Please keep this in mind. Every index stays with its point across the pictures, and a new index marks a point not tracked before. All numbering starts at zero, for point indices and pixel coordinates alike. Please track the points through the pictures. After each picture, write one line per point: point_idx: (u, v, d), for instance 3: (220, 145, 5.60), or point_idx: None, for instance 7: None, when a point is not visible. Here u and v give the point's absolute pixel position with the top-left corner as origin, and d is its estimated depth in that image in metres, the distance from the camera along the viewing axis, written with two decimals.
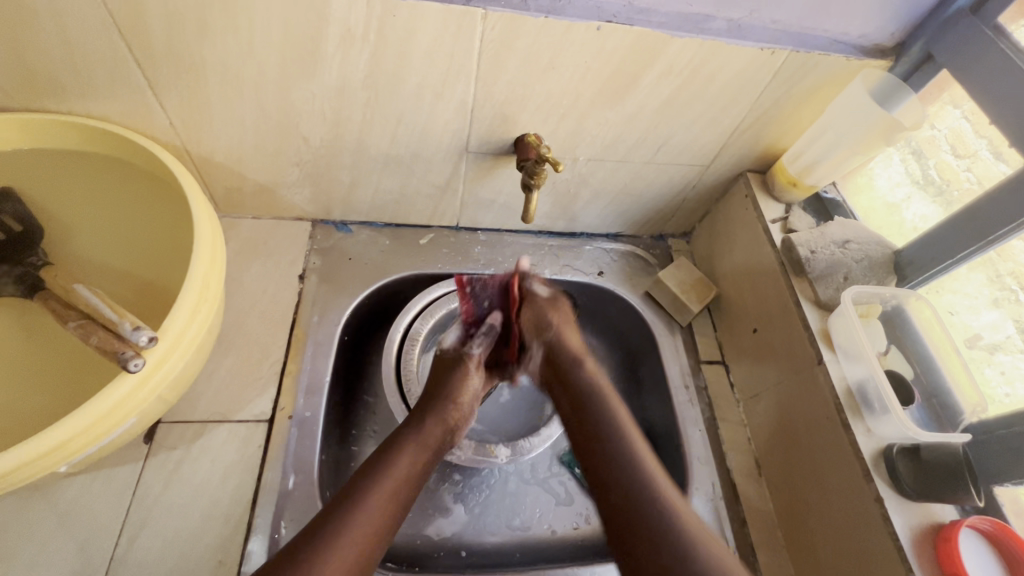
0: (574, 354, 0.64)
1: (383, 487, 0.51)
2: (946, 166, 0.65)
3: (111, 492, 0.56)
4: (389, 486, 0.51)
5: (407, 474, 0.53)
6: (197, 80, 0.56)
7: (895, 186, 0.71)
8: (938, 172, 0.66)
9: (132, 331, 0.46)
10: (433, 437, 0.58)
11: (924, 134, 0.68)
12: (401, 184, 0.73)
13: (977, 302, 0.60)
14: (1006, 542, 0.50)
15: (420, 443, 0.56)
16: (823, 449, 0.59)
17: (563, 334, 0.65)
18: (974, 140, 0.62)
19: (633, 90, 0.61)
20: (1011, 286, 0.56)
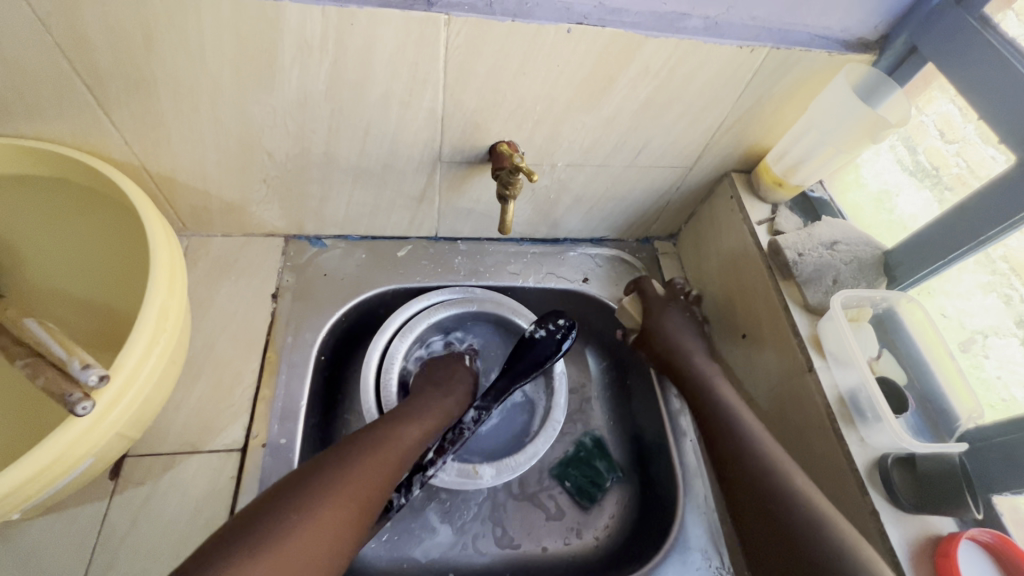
0: (680, 349, 0.70)
1: (383, 450, 0.57)
2: (936, 151, 0.64)
3: (75, 533, 0.53)
4: (389, 452, 0.57)
5: (406, 445, 0.59)
6: (150, 97, 0.53)
7: (883, 176, 0.70)
8: (928, 158, 0.65)
9: (81, 370, 0.43)
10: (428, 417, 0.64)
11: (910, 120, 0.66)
12: (374, 196, 0.70)
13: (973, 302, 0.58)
14: (1009, 555, 0.48)
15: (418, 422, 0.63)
16: (819, 458, 0.57)
17: (676, 333, 0.72)
18: (960, 124, 0.60)
19: (610, 92, 0.59)
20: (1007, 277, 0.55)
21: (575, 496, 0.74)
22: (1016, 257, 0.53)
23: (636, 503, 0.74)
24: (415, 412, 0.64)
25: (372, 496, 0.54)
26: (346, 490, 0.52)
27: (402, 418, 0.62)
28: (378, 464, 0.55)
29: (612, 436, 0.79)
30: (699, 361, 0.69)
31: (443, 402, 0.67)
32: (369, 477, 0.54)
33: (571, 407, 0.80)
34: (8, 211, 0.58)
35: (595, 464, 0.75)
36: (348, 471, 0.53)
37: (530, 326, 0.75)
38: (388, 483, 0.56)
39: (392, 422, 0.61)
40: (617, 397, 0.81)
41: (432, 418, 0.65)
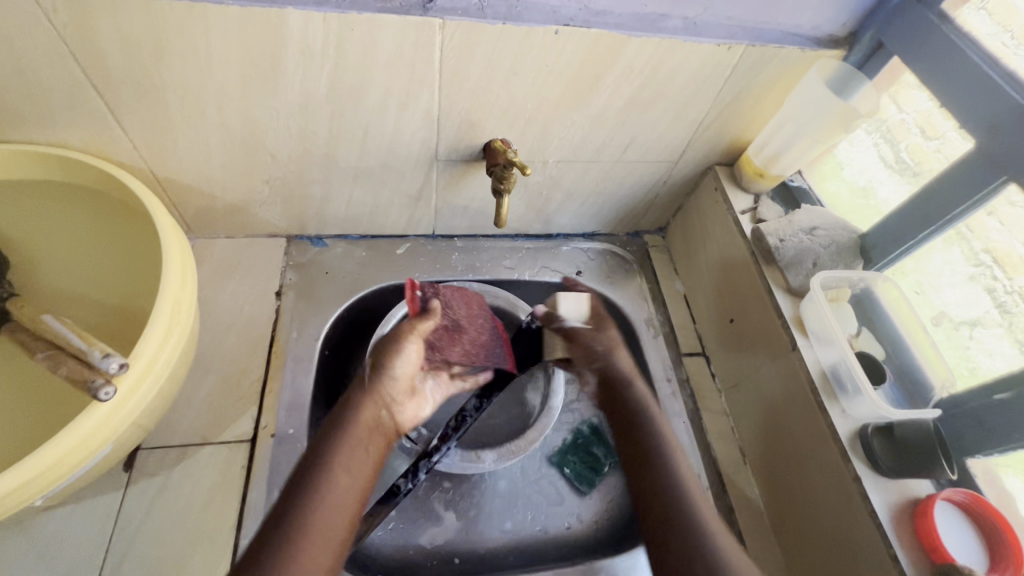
0: (619, 372, 0.68)
1: (337, 487, 0.53)
2: (917, 148, 0.65)
3: (92, 522, 0.55)
4: (346, 485, 0.54)
5: (362, 467, 0.56)
6: (158, 102, 0.56)
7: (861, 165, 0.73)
8: (910, 155, 0.66)
9: (102, 359, 0.45)
10: (370, 433, 0.60)
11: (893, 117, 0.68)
12: (373, 195, 0.73)
13: (945, 283, 0.61)
14: (980, 510, 0.51)
15: (364, 440, 0.58)
16: (803, 432, 0.60)
17: (614, 351, 0.69)
18: (940, 121, 0.61)
19: (597, 90, 0.62)
20: (984, 261, 0.56)
21: (574, 481, 0.76)
22: (999, 251, 0.55)
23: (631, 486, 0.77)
24: (353, 428, 0.59)
25: (344, 536, 0.52)
26: (315, 546, 0.49)
27: (342, 441, 0.57)
28: (340, 502, 0.52)
29: (610, 424, 0.81)
30: (639, 384, 0.67)
31: (379, 409, 0.62)
32: (334, 521, 0.51)
33: (569, 396, 0.83)
34: (20, 215, 0.60)
35: (593, 450, 0.78)
36: (306, 525, 0.49)
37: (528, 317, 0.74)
38: (358, 513, 0.54)
39: (333, 449, 0.55)
40: None
41: (369, 430, 0.60)
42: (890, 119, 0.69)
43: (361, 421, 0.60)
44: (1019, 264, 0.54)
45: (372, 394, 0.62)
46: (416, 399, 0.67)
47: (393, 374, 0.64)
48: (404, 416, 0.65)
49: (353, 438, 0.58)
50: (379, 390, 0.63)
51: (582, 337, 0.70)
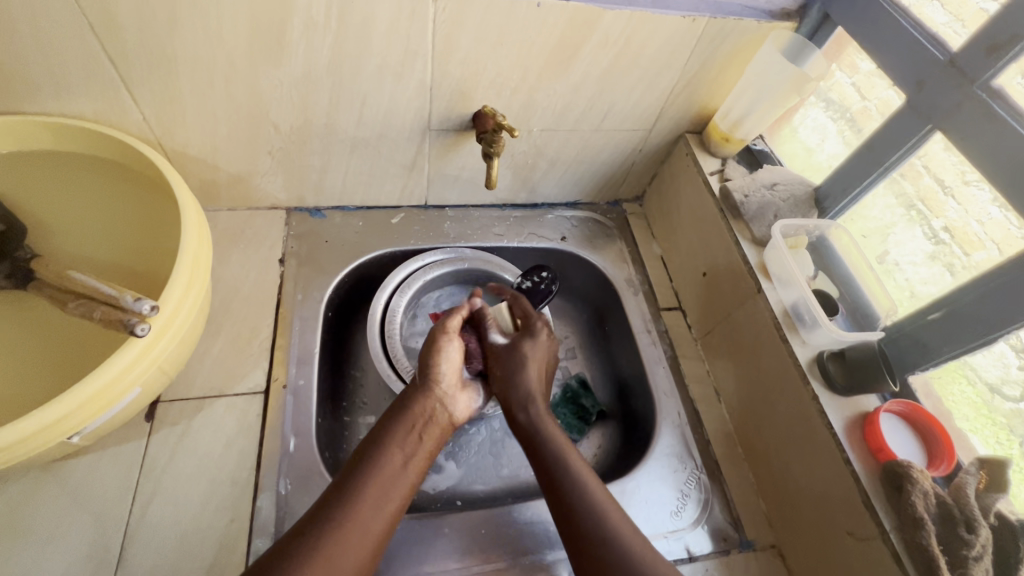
0: (526, 391, 0.66)
1: (386, 476, 0.56)
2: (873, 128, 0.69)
3: (119, 467, 0.58)
4: (394, 474, 0.57)
5: (405, 467, 0.58)
6: (169, 74, 0.60)
7: (824, 134, 0.79)
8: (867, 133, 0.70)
9: (135, 301, 0.50)
10: (423, 426, 0.62)
11: (857, 106, 0.72)
12: (370, 165, 0.77)
13: (917, 257, 0.65)
14: (921, 422, 0.60)
15: (414, 434, 0.60)
16: (769, 363, 0.67)
17: (523, 370, 0.67)
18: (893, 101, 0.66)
19: (576, 60, 0.68)
20: (944, 239, 0.62)
21: (565, 431, 0.81)
22: (956, 230, 0.61)
23: (617, 432, 0.82)
24: (405, 421, 0.61)
25: (392, 519, 0.55)
26: (361, 529, 0.52)
27: (392, 434, 0.59)
28: (391, 489, 0.55)
29: (595, 379, 0.87)
30: (538, 407, 0.65)
31: (430, 403, 0.63)
32: (383, 510, 0.54)
33: (558, 355, 0.89)
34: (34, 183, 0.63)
35: (581, 401, 0.84)
36: (357, 507, 0.53)
37: (518, 279, 0.82)
38: (403, 504, 0.56)
39: (383, 440, 0.58)
40: (597, 344, 0.89)
41: (422, 422, 0.62)
42: (853, 107, 0.73)
43: (412, 414, 0.62)
44: (974, 242, 0.59)
45: (423, 389, 0.64)
46: (466, 393, 0.68)
47: (441, 372, 0.65)
48: (457, 409, 0.66)
49: (405, 430, 0.60)
50: (430, 386, 0.64)
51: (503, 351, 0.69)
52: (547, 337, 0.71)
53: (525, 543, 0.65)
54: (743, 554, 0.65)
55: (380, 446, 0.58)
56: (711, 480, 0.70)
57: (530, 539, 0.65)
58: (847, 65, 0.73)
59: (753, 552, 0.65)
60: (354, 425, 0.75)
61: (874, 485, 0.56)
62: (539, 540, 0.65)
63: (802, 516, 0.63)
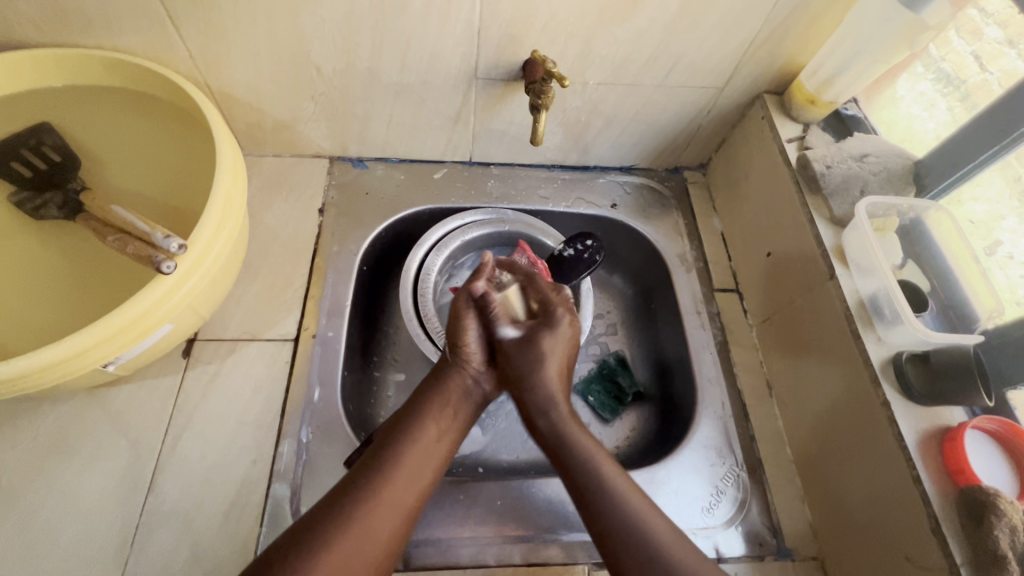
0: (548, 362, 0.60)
1: (418, 450, 0.53)
2: (982, 84, 0.63)
3: (155, 399, 0.61)
4: (425, 453, 0.53)
5: (435, 443, 0.54)
6: (211, 7, 0.58)
7: (930, 107, 0.68)
8: (975, 89, 0.64)
9: (164, 239, 0.50)
10: (457, 403, 0.59)
11: (974, 79, 0.64)
12: (413, 116, 0.74)
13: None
14: (1014, 442, 0.51)
15: (447, 411, 0.57)
16: (834, 360, 0.59)
17: (540, 369, 0.60)
18: (1007, 55, 0.61)
19: (642, 3, 0.60)
20: None
21: (598, 409, 0.77)
22: None
23: (653, 416, 0.77)
24: (440, 394, 0.58)
25: (426, 491, 0.52)
26: (389, 500, 0.49)
27: (423, 405, 0.56)
28: (424, 462, 0.53)
29: (635, 359, 0.82)
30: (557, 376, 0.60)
31: (464, 379, 0.60)
32: (416, 482, 0.51)
33: (598, 329, 0.84)
34: (90, 119, 0.65)
35: (617, 379, 0.79)
36: (386, 483, 0.50)
37: (560, 245, 0.77)
38: (433, 481, 0.53)
39: (416, 414, 0.56)
40: (641, 321, 0.83)
41: (455, 399, 0.59)
42: (970, 79, 0.65)
43: (447, 389, 0.59)
44: None
45: (458, 364, 0.61)
46: (501, 370, 0.64)
47: (472, 348, 0.62)
48: (491, 385, 0.63)
49: (439, 406, 0.57)
50: (463, 363, 0.61)
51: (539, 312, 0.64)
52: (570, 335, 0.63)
53: (544, 519, 0.62)
54: (780, 563, 0.60)
55: (414, 420, 0.55)
56: (751, 479, 0.64)
57: (548, 517, 0.62)
58: (968, 31, 0.65)
59: (791, 562, 0.60)
60: (383, 381, 0.75)
61: (948, 511, 0.48)
62: (557, 520, 0.62)
63: (854, 530, 0.56)
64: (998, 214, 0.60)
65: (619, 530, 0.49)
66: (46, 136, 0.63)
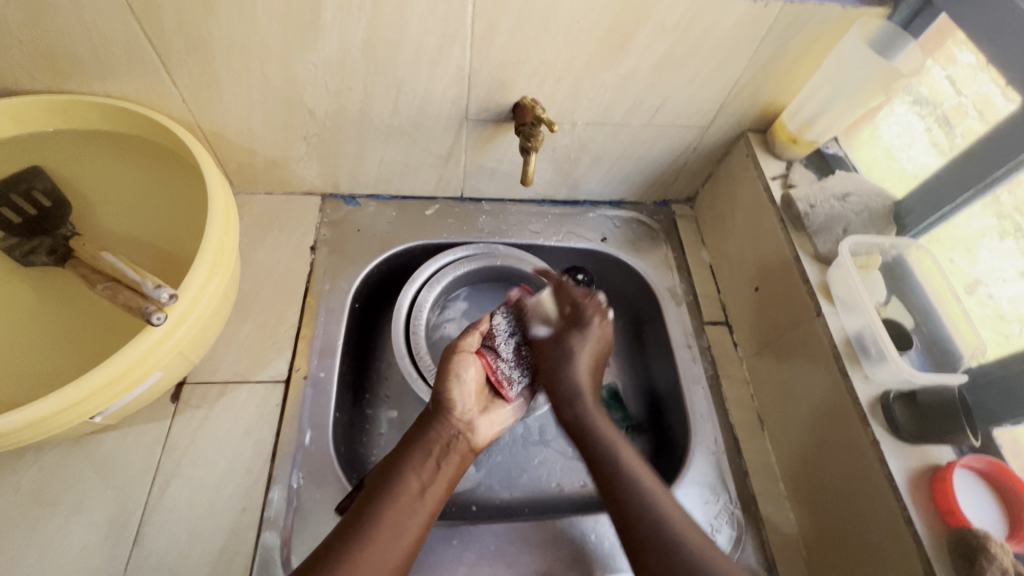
0: (574, 385, 0.63)
1: (402, 503, 0.53)
2: (956, 109, 0.63)
3: (142, 446, 0.60)
4: (410, 504, 0.53)
5: (420, 495, 0.54)
6: (205, 56, 0.59)
7: (909, 132, 0.69)
8: (951, 114, 0.63)
9: (154, 288, 0.50)
10: (441, 452, 0.58)
11: (950, 102, 0.64)
12: (405, 155, 0.75)
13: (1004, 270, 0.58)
14: (1004, 481, 0.51)
15: (430, 461, 0.57)
16: (824, 396, 0.60)
17: (569, 362, 0.64)
18: (978, 78, 0.59)
19: (628, 49, 0.62)
20: None
21: None
22: None
23: (647, 449, 0.77)
24: (422, 445, 0.58)
25: (412, 547, 0.52)
26: (379, 553, 0.50)
27: (408, 455, 0.56)
28: (407, 520, 0.52)
29: (628, 391, 0.82)
30: (584, 401, 0.63)
31: (447, 429, 0.60)
32: (404, 534, 0.51)
33: None
34: (82, 163, 0.65)
35: (610, 414, 0.78)
36: (374, 537, 0.50)
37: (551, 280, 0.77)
38: (423, 531, 0.53)
39: (398, 464, 0.56)
40: (633, 353, 0.84)
41: (439, 449, 0.58)
42: (946, 104, 0.64)
43: (429, 438, 0.58)
44: None
45: (439, 413, 0.60)
46: (489, 416, 0.63)
47: (458, 394, 0.61)
48: (480, 435, 0.62)
49: (421, 456, 0.57)
50: (445, 411, 0.60)
51: (550, 343, 0.66)
52: (583, 370, 0.64)
53: (539, 561, 0.61)
54: None
55: (396, 473, 0.55)
56: (745, 515, 0.64)
57: (543, 559, 0.62)
58: (943, 57, 0.63)
59: None
60: (376, 418, 0.74)
61: (940, 556, 0.48)
62: (552, 562, 0.61)
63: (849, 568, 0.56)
64: (974, 234, 0.60)
65: (640, 534, 0.52)
66: (38, 180, 0.63)
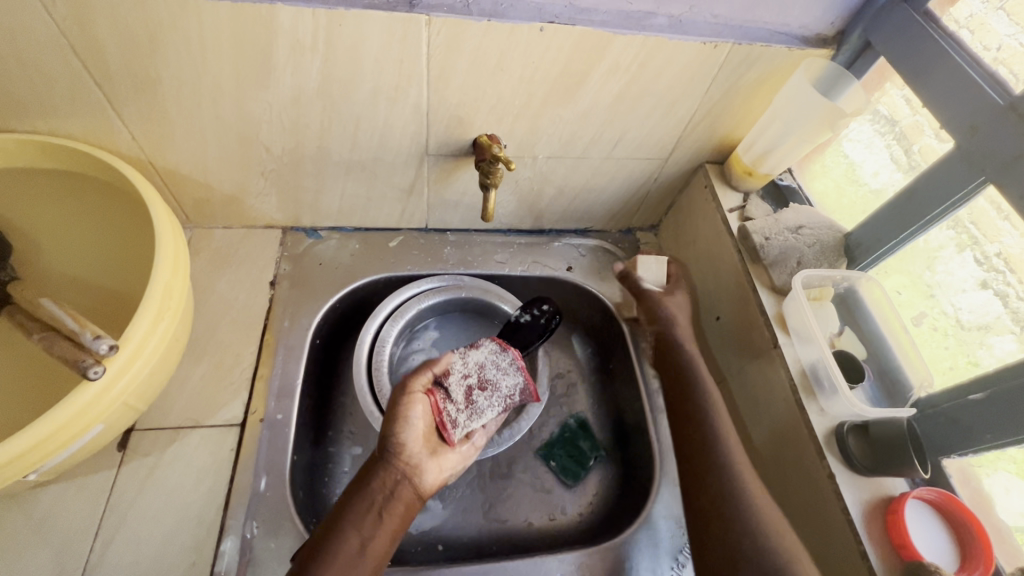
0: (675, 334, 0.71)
1: (338, 566, 0.49)
2: (915, 129, 0.64)
3: (86, 499, 0.57)
4: (347, 567, 0.50)
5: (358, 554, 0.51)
6: (154, 95, 0.57)
7: (871, 147, 0.70)
8: (908, 135, 0.65)
9: (92, 340, 0.48)
10: (383, 503, 0.54)
11: (908, 119, 0.65)
12: (367, 189, 0.74)
13: (960, 283, 0.59)
14: (955, 512, 0.52)
15: (371, 514, 0.53)
16: (784, 430, 0.60)
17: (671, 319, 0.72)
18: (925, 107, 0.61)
19: (584, 87, 0.63)
20: (997, 266, 0.55)
21: (560, 475, 0.76)
22: (1012, 256, 0.54)
23: (616, 480, 0.77)
24: (364, 497, 0.54)
25: None
26: None
27: (349, 511, 0.53)
28: None
29: (596, 419, 0.82)
30: (691, 349, 0.69)
31: (392, 476, 0.55)
32: None
33: (558, 391, 0.83)
34: (27, 202, 0.62)
35: (579, 444, 0.78)
36: None
37: (516, 311, 0.76)
38: None
39: (338, 522, 0.52)
40: (601, 382, 0.84)
41: (381, 499, 0.54)
42: (903, 121, 0.65)
43: (371, 488, 0.54)
44: None
45: (384, 459, 0.56)
46: (439, 459, 0.59)
47: (404, 437, 0.57)
48: (428, 479, 0.58)
49: (362, 511, 0.53)
50: (390, 456, 0.56)
51: (651, 305, 0.74)
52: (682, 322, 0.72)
53: None
54: None
55: (336, 528, 0.52)
56: None
57: None
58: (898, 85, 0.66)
59: None
60: (338, 456, 0.72)
61: None
62: None
63: None
64: (933, 245, 0.61)
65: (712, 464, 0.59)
66: None
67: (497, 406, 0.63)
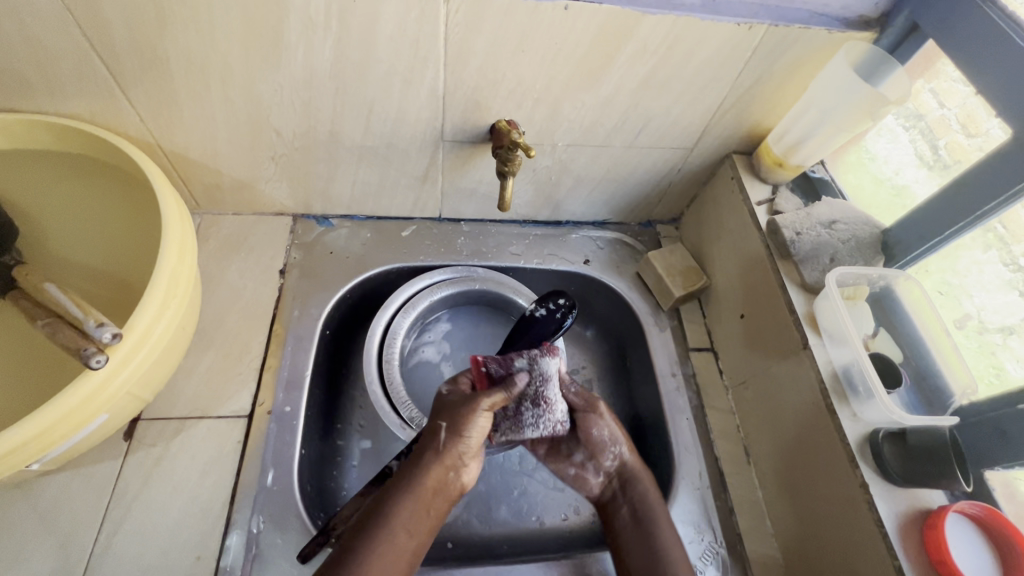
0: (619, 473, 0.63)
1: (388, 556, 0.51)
2: (956, 146, 0.61)
3: (91, 489, 0.56)
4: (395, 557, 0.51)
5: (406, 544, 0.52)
6: (161, 74, 0.55)
7: (894, 139, 0.70)
8: (948, 151, 0.62)
9: (96, 328, 0.46)
10: (432, 496, 0.55)
11: (934, 114, 0.64)
12: (379, 176, 0.72)
13: (986, 282, 0.59)
14: (998, 529, 0.49)
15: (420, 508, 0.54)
16: (813, 435, 0.57)
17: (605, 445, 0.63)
18: (983, 117, 0.58)
19: (609, 70, 0.59)
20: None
21: None
22: None
23: None
24: (416, 490, 0.54)
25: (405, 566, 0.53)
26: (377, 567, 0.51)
27: (398, 498, 0.54)
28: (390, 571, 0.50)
29: None
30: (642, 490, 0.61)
31: (444, 471, 0.56)
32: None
33: None
34: (34, 185, 0.61)
35: None
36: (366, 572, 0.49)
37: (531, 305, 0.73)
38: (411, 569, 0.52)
39: (388, 514, 0.53)
40: (616, 378, 0.81)
41: (430, 493, 0.55)
42: (929, 116, 0.65)
43: (423, 480, 0.55)
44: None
45: (439, 454, 0.56)
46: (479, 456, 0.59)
47: (465, 439, 0.56)
48: (469, 474, 0.59)
49: (413, 503, 0.54)
50: (446, 452, 0.56)
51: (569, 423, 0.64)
52: (631, 455, 0.64)
53: None
54: None
55: (384, 517, 0.52)
56: (728, 554, 0.62)
57: None
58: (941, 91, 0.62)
59: None
60: (347, 449, 0.71)
61: None
62: None
63: None
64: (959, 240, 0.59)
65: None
66: None
67: (544, 429, 0.61)
